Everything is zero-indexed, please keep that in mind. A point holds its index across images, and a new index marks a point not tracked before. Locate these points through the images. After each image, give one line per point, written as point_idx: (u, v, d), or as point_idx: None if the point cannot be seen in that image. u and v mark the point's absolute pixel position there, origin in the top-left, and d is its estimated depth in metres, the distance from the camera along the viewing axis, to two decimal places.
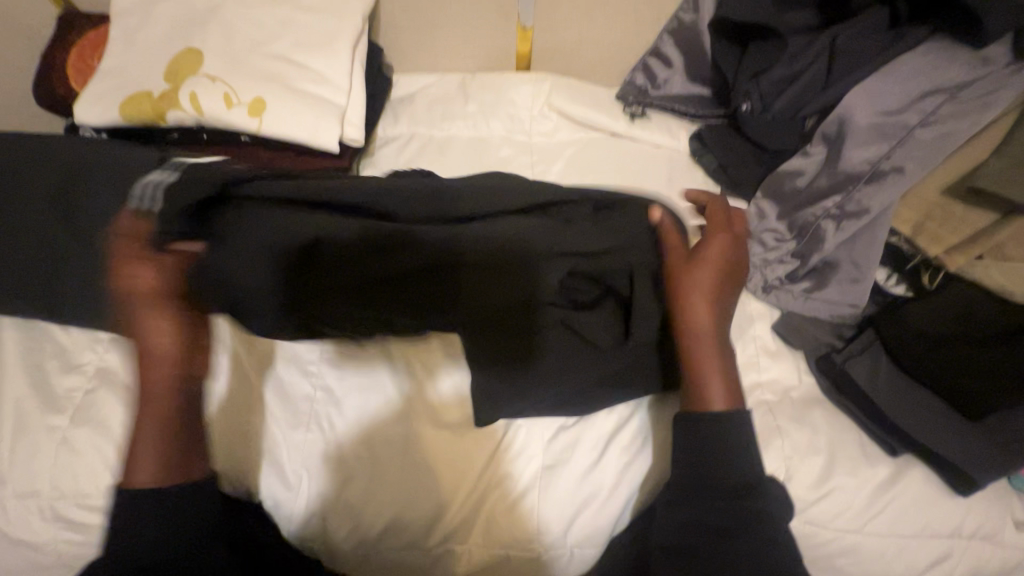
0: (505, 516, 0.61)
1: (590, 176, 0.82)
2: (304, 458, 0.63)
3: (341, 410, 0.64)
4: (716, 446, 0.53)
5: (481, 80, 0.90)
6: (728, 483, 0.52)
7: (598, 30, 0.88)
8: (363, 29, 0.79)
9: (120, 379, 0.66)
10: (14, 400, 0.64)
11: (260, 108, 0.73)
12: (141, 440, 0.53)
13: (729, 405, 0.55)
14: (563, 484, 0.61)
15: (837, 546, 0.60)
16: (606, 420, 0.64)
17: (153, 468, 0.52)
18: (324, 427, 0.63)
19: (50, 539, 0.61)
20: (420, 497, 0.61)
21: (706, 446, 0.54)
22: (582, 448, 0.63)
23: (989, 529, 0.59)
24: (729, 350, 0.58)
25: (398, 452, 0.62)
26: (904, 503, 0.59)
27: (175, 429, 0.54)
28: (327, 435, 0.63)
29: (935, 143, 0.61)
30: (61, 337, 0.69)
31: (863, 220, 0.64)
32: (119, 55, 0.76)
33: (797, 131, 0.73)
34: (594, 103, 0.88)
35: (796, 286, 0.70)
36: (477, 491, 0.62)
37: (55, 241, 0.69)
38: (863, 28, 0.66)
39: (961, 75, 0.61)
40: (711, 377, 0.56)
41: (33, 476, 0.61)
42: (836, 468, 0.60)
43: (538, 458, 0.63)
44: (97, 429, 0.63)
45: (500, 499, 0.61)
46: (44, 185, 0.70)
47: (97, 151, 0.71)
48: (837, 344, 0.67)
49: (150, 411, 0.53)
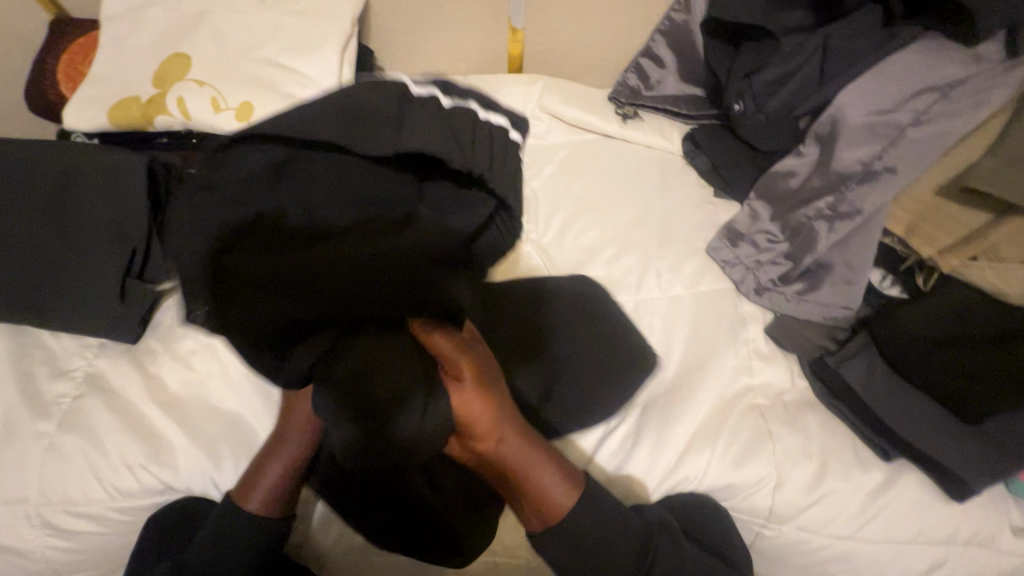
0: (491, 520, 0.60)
1: (581, 178, 0.82)
2: None
3: None
4: (598, 525, 0.52)
5: (472, 82, 0.89)
6: (625, 562, 0.52)
7: (589, 31, 0.87)
8: (353, 31, 0.78)
9: (108, 384, 0.66)
10: (3, 406, 0.64)
11: (249, 112, 0.73)
12: (270, 470, 0.56)
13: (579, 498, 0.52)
14: None
15: (828, 552, 0.59)
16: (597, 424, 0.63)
17: (269, 506, 0.55)
18: None
19: (39, 545, 0.61)
20: None
21: (579, 545, 0.51)
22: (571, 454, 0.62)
23: (985, 535, 0.58)
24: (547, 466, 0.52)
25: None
26: (899, 509, 0.58)
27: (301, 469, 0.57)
28: None
29: (928, 143, 0.60)
30: (53, 343, 0.69)
31: (856, 221, 0.63)
32: (108, 59, 0.76)
33: (789, 132, 0.72)
34: (586, 104, 0.87)
35: (788, 289, 0.69)
36: None
37: (42, 247, 0.68)
38: (856, 26, 0.66)
39: (954, 73, 0.59)
40: (550, 488, 0.52)
41: (20, 483, 0.61)
42: (828, 473, 0.59)
43: None
44: (84, 435, 0.62)
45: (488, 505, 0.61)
46: (33, 190, 0.70)
47: (89, 157, 0.71)
48: (829, 346, 0.66)
49: (285, 450, 0.56)
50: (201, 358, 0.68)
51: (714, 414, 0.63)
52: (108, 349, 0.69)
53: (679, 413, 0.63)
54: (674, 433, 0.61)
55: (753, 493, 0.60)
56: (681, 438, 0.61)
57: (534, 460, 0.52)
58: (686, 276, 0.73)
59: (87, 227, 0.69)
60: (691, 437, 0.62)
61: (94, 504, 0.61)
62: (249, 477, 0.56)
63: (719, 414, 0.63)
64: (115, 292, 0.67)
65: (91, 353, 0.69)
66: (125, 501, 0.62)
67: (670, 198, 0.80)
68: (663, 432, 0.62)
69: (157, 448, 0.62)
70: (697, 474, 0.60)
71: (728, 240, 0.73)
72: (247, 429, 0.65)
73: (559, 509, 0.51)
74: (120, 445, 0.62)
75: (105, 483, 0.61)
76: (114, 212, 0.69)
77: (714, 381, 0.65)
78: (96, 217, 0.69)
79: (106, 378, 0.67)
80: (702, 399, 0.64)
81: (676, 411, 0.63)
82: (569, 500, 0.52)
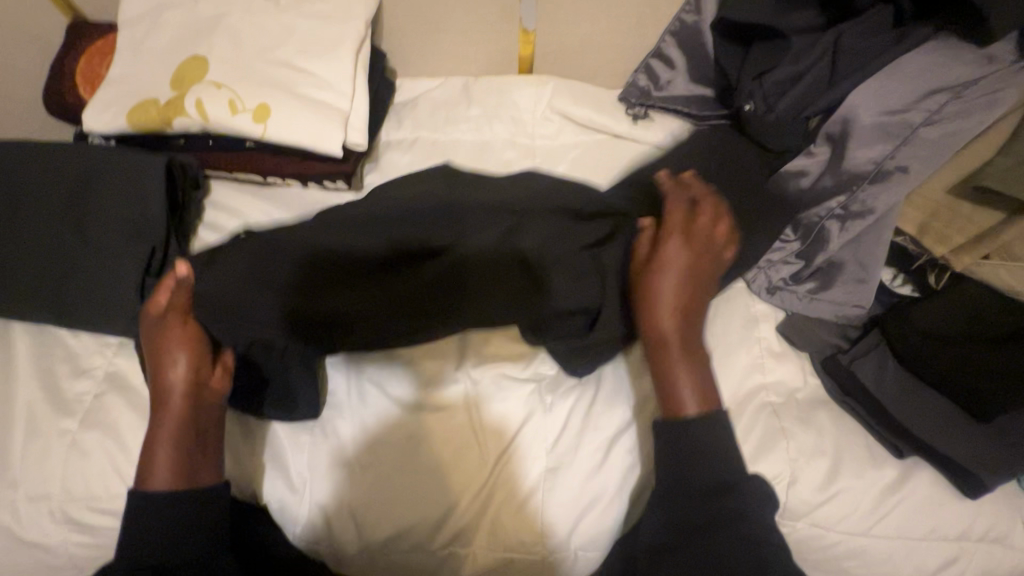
0: (509, 513, 0.61)
1: (592, 178, 0.83)
2: (295, 463, 0.64)
3: (345, 415, 0.65)
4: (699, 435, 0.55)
5: (484, 83, 0.90)
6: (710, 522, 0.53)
7: (601, 32, 0.88)
8: (367, 34, 0.79)
9: (127, 382, 0.67)
10: (26, 405, 0.65)
11: (265, 114, 0.74)
12: (160, 439, 0.57)
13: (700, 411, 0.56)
14: (569, 485, 0.62)
15: (843, 548, 0.60)
16: (609, 422, 0.64)
17: (166, 464, 0.56)
18: (322, 431, 0.64)
19: (60, 541, 0.62)
20: (424, 500, 0.61)
21: (682, 446, 0.55)
22: (586, 450, 0.63)
23: (998, 532, 0.58)
24: (694, 362, 0.58)
25: (400, 455, 0.63)
26: (911, 506, 0.59)
27: (187, 436, 0.58)
28: (326, 438, 0.64)
29: (939, 142, 0.61)
30: (71, 341, 0.70)
31: (867, 220, 0.64)
32: (126, 62, 0.77)
33: (800, 133, 0.72)
34: (597, 105, 0.88)
35: (800, 287, 0.70)
36: (485, 491, 0.62)
37: (66, 247, 0.69)
38: (866, 27, 0.66)
39: (966, 75, 0.60)
40: (680, 384, 0.57)
41: (43, 480, 0.62)
42: (842, 470, 0.60)
43: (542, 460, 0.63)
44: (106, 433, 0.63)
45: (506, 501, 0.62)
46: (54, 191, 0.71)
47: (106, 158, 0.72)
48: (842, 345, 0.67)
49: (169, 413, 0.58)
50: None
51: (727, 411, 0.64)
52: (127, 348, 0.69)
53: None
54: None
55: None
56: None
57: (677, 363, 0.57)
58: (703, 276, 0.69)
59: (107, 227, 0.70)
60: None
61: (114, 500, 0.62)
62: (143, 467, 0.57)
63: (732, 411, 0.64)
64: (134, 292, 0.68)
65: (109, 352, 0.69)
66: None
67: None
68: None
69: None
70: None
71: None
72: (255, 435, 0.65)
73: (683, 410, 0.57)
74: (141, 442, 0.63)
75: (126, 479, 0.62)
76: (134, 214, 0.70)
77: (726, 380, 0.66)
78: (117, 217, 0.70)
79: (126, 376, 0.67)
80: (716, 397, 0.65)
81: None
82: (693, 402, 0.56)
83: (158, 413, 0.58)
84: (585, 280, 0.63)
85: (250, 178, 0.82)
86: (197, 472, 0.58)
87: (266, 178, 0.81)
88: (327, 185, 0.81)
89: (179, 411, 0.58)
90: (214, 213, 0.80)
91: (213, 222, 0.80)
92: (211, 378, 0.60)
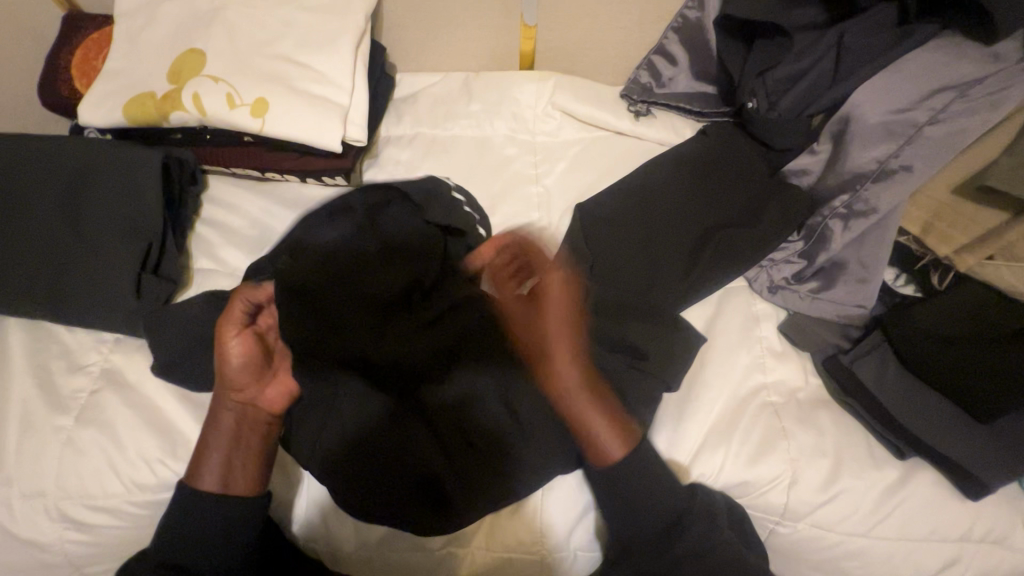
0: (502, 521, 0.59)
1: (593, 176, 0.82)
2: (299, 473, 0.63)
3: None
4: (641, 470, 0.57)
5: (485, 79, 0.89)
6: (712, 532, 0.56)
7: (603, 27, 0.87)
8: (366, 28, 0.78)
9: (124, 379, 0.66)
10: (20, 401, 0.64)
11: (263, 109, 0.73)
12: (213, 454, 0.58)
13: (627, 453, 0.58)
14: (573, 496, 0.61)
15: (843, 549, 0.60)
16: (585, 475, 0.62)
17: (214, 476, 0.57)
18: None
19: (56, 538, 0.61)
20: None
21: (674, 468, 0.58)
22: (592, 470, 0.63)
23: (998, 534, 0.58)
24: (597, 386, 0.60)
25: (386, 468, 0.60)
26: (912, 507, 0.59)
27: (237, 446, 0.59)
28: None
29: (944, 141, 0.60)
30: (66, 337, 0.69)
31: (871, 219, 0.64)
32: (123, 54, 0.76)
33: (803, 130, 0.73)
34: (599, 100, 0.87)
35: (802, 287, 0.69)
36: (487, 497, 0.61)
37: (60, 242, 0.69)
38: (868, 25, 0.66)
39: (972, 73, 0.59)
40: (596, 422, 0.58)
41: (37, 477, 0.61)
42: (843, 472, 0.60)
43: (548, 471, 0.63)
44: (102, 430, 0.63)
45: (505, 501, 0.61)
46: (49, 185, 0.70)
47: (102, 152, 0.71)
48: (844, 345, 0.67)
49: (221, 429, 0.59)
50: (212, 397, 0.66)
51: (728, 411, 0.64)
52: (123, 344, 0.69)
53: (692, 413, 0.64)
54: (686, 433, 0.62)
55: (768, 491, 0.60)
56: (694, 437, 0.62)
57: (581, 393, 0.59)
58: (705, 281, 0.70)
59: (102, 221, 0.69)
60: (704, 435, 0.62)
61: (111, 497, 0.61)
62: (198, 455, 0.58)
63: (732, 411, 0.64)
64: (130, 288, 0.67)
65: (105, 349, 0.69)
66: (143, 496, 0.62)
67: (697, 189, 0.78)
68: (678, 430, 0.63)
69: (174, 442, 0.63)
70: (711, 472, 0.61)
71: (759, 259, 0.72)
72: None
73: (610, 456, 0.58)
74: (138, 439, 0.62)
75: (123, 477, 0.61)
76: (130, 209, 0.70)
77: (727, 379, 0.65)
78: (113, 212, 0.69)
79: (122, 372, 0.67)
80: (717, 396, 0.64)
81: (689, 410, 0.64)
82: (616, 445, 0.58)
83: (215, 424, 0.59)
84: (644, 327, 0.66)
85: (248, 173, 0.81)
86: (236, 476, 0.58)
87: (265, 173, 0.81)
88: (325, 180, 0.81)
89: (232, 423, 0.59)
90: (212, 208, 0.80)
91: (211, 218, 0.79)
92: (262, 393, 0.61)
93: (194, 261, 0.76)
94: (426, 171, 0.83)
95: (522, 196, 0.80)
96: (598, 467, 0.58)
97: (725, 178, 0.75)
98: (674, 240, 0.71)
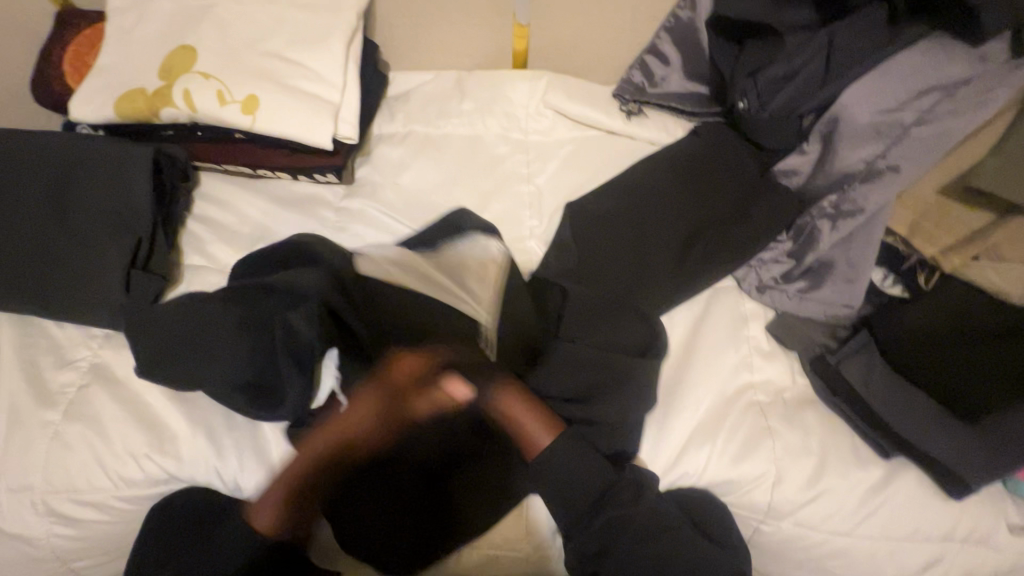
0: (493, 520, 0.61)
1: (584, 176, 0.82)
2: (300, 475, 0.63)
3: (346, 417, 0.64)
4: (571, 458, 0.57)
5: (477, 78, 0.89)
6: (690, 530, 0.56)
7: (595, 27, 0.87)
8: (358, 26, 0.78)
9: (112, 374, 0.66)
10: (9, 395, 0.64)
11: (254, 106, 0.73)
12: (271, 496, 0.56)
13: (553, 437, 0.59)
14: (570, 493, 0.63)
15: (827, 548, 0.60)
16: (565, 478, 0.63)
17: (269, 510, 0.56)
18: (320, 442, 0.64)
19: (43, 532, 0.61)
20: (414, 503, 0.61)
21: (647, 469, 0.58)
22: None
23: (981, 534, 0.58)
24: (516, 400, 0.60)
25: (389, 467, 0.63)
26: (896, 506, 0.59)
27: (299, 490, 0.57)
28: None
29: (931, 142, 0.61)
30: (56, 332, 0.69)
31: (858, 219, 0.64)
32: (115, 50, 0.76)
33: (793, 131, 0.72)
34: (591, 99, 0.87)
35: (791, 287, 0.69)
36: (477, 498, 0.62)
37: (49, 237, 0.69)
38: (857, 27, 0.66)
39: (958, 74, 0.60)
40: (528, 429, 0.59)
41: (25, 471, 0.61)
42: (827, 471, 0.60)
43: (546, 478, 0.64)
44: (89, 425, 0.63)
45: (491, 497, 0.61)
46: (39, 180, 0.70)
47: (92, 147, 0.72)
48: (830, 345, 0.66)
49: (286, 474, 0.57)
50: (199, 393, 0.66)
51: (714, 410, 0.64)
52: (112, 339, 0.69)
53: (678, 411, 0.64)
54: (672, 431, 0.63)
55: (753, 489, 0.60)
56: (679, 436, 0.63)
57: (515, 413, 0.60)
58: (692, 280, 0.70)
59: (91, 217, 0.69)
60: (690, 433, 0.63)
61: (98, 492, 0.61)
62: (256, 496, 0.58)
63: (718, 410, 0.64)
64: (119, 283, 0.67)
65: (94, 344, 0.69)
66: (129, 492, 0.62)
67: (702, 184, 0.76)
68: (663, 429, 0.63)
69: (161, 438, 0.63)
70: (696, 470, 0.61)
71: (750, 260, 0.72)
72: (259, 432, 0.64)
73: (536, 447, 0.59)
74: (125, 434, 0.62)
75: (109, 472, 0.61)
76: (120, 205, 0.70)
77: (714, 378, 0.66)
78: (102, 208, 0.70)
79: (111, 367, 0.67)
80: (703, 394, 0.65)
81: (675, 408, 0.64)
82: (545, 436, 0.59)
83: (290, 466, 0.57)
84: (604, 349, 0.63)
85: (240, 170, 0.81)
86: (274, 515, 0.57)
87: (256, 170, 0.81)
88: (316, 178, 0.81)
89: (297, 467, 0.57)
90: (203, 205, 0.80)
91: (202, 214, 0.79)
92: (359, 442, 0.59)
93: (184, 257, 0.76)
94: (417, 169, 0.83)
95: (513, 195, 0.80)
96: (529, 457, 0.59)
97: (715, 177, 0.75)
98: (662, 239, 0.71)
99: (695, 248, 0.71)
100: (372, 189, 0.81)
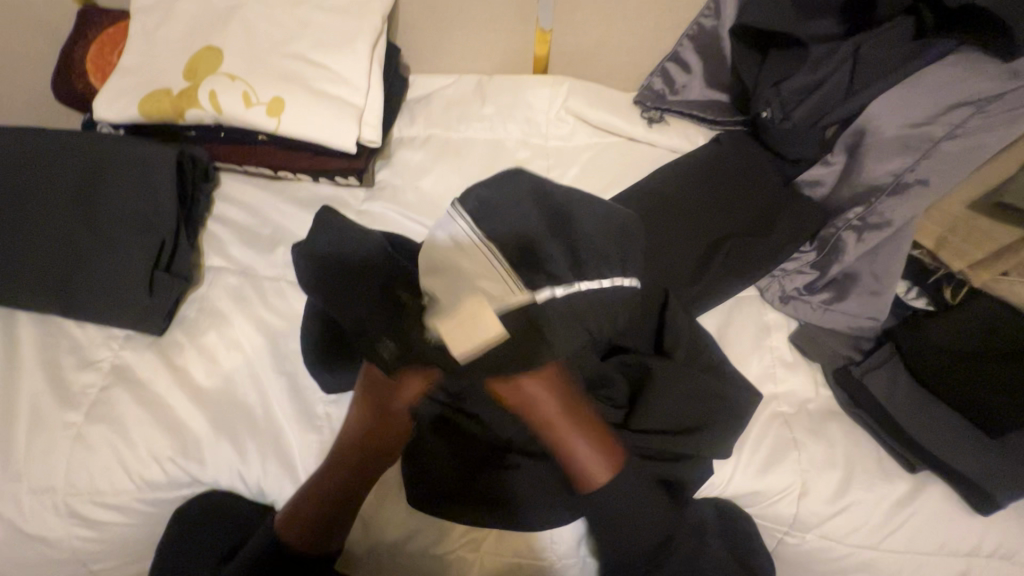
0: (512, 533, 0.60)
1: (604, 183, 0.82)
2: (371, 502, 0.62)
3: None
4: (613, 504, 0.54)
5: (499, 82, 0.89)
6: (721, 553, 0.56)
7: (618, 33, 0.87)
8: (382, 29, 0.78)
9: (134, 376, 0.66)
10: (31, 395, 0.64)
11: (279, 108, 0.73)
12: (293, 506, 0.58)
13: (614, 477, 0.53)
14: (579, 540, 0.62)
15: (851, 561, 0.60)
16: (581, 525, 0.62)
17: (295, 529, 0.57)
18: None
19: (65, 535, 0.61)
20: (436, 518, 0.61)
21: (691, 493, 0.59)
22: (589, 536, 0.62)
23: (1007, 549, 0.58)
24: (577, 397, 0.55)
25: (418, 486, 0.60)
26: (922, 520, 0.59)
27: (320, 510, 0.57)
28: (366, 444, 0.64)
29: (961, 156, 0.61)
30: (77, 332, 0.69)
31: (885, 232, 0.64)
32: (139, 50, 0.76)
33: (816, 140, 0.72)
34: (612, 106, 0.87)
35: (814, 298, 0.69)
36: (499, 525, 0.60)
37: (71, 237, 0.68)
38: (886, 38, 0.66)
39: (989, 89, 0.60)
40: (586, 457, 0.53)
41: (47, 473, 0.61)
42: (853, 484, 0.60)
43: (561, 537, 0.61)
44: (112, 427, 0.62)
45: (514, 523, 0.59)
46: (61, 180, 0.70)
47: (116, 148, 0.71)
48: (855, 357, 0.67)
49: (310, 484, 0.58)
50: (221, 397, 0.65)
51: None
52: (133, 341, 0.69)
53: None
54: None
55: (778, 501, 0.60)
56: None
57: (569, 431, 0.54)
58: (713, 290, 0.69)
59: (114, 218, 0.69)
60: None
61: (120, 494, 0.61)
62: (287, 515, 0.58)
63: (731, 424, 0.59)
64: (143, 284, 0.67)
65: (116, 345, 0.69)
66: (152, 493, 0.62)
67: (733, 192, 0.75)
68: None
69: (185, 441, 0.62)
70: (721, 481, 0.61)
71: (775, 272, 0.72)
72: (282, 435, 0.64)
73: (595, 482, 0.53)
74: (148, 437, 0.62)
75: (132, 474, 0.61)
76: (143, 206, 0.70)
77: None
78: (125, 209, 0.69)
79: (132, 369, 0.67)
80: None
81: None
82: (603, 474, 0.53)
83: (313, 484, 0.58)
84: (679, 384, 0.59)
85: (261, 171, 0.81)
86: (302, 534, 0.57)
87: (278, 172, 0.81)
88: (337, 181, 0.80)
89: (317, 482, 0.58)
90: (224, 206, 0.80)
91: (222, 215, 0.79)
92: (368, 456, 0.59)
93: (205, 259, 0.75)
94: (439, 173, 0.82)
95: None
96: (581, 489, 0.54)
97: (737, 187, 0.76)
98: (682, 250, 0.72)
99: (718, 257, 0.71)
100: (394, 192, 0.81)
